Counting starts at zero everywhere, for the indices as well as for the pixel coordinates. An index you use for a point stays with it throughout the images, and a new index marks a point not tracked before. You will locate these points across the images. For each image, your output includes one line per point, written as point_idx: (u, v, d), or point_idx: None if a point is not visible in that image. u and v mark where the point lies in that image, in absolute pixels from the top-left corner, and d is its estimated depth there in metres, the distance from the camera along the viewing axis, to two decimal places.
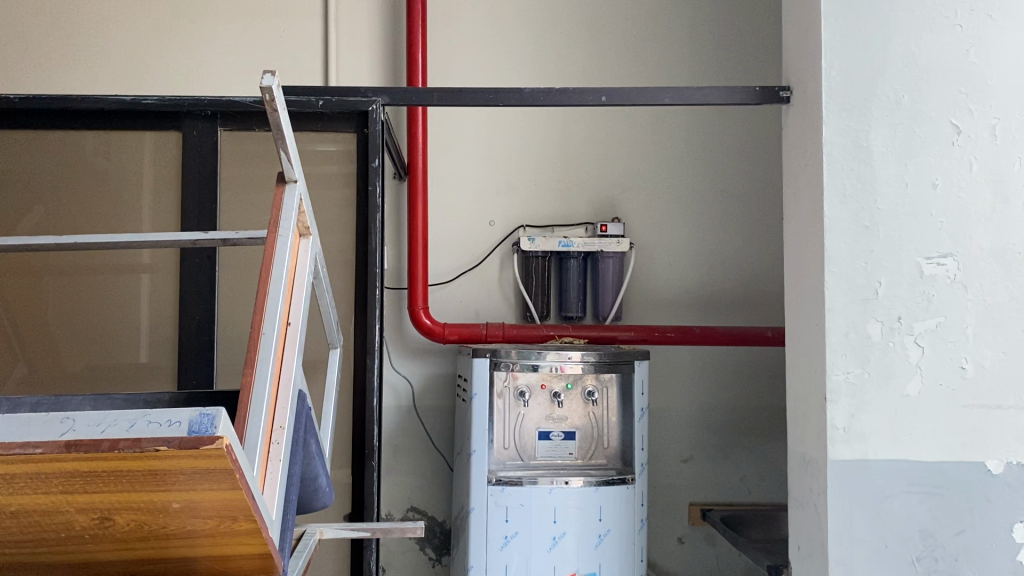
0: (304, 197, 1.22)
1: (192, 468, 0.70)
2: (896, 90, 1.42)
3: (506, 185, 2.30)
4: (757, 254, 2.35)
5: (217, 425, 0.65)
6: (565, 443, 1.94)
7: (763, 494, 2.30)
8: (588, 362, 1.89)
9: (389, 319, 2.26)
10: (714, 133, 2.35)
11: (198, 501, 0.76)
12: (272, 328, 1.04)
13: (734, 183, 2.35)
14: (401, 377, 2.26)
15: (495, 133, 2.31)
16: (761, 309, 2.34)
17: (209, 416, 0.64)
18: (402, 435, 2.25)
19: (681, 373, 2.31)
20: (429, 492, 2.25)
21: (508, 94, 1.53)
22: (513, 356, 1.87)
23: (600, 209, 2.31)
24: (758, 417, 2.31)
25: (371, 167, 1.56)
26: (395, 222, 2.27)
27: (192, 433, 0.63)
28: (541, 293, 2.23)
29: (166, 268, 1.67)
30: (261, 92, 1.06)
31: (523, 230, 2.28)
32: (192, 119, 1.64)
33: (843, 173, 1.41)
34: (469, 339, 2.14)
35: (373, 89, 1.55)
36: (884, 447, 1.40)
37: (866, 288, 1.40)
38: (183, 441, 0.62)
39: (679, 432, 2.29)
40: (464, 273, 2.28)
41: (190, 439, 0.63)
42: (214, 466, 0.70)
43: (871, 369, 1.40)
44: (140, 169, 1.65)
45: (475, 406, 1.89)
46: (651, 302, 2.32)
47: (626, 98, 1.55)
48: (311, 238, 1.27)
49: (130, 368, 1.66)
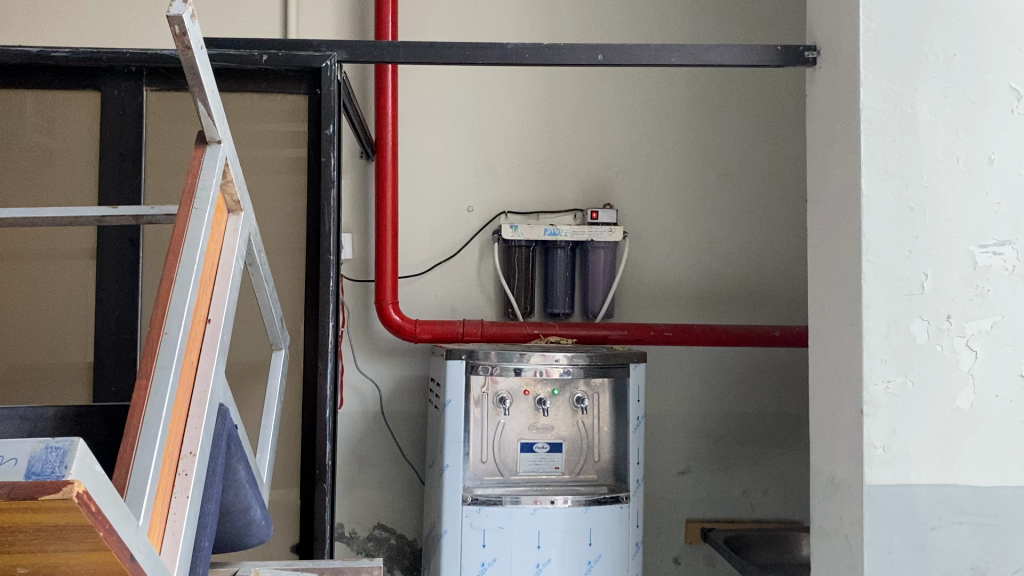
0: (233, 163, 0.99)
1: (38, 523, 0.47)
2: (947, 47, 1.20)
3: (485, 166, 2.07)
4: (763, 245, 2.13)
5: (70, 463, 0.44)
6: (551, 456, 1.72)
7: (767, 510, 2.09)
8: (578, 365, 1.66)
9: (354, 315, 2.03)
10: (716, 111, 2.13)
11: (55, 567, 0.53)
12: (178, 326, 0.81)
13: (739, 167, 2.13)
14: (367, 379, 2.02)
15: (474, 108, 2.07)
16: (766, 306, 2.12)
17: (59, 451, 0.44)
18: (368, 445, 2.02)
19: (679, 376, 2.09)
20: (398, 508, 2.02)
21: (487, 51, 1.30)
22: (493, 358, 1.64)
23: (591, 194, 2.09)
24: (763, 425, 2.10)
25: (325, 135, 1.29)
26: (362, 208, 2.03)
27: (32, 476, 0.43)
28: (524, 288, 2.01)
29: (81, 252, 1.40)
30: (168, 23, 0.83)
31: (505, 217, 2.06)
32: (113, 77, 1.34)
33: (886, 144, 1.19)
34: (443, 338, 1.91)
35: (328, 42, 1.30)
36: (930, 471, 1.18)
37: (911, 282, 1.18)
38: (16, 488, 0.42)
39: (677, 442, 2.07)
40: (439, 263, 2.05)
41: (26, 485, 0.42)
42: (69, 521, 0.47)
43: (916, 379, 1.18)
44: (48, 132, 1.34)
45: (448, 415, 1.65)
46: (645, 297, 2.09)
47: (627, 56, 1.32)
48: (241, 215, 1.03)
49: (38, 369, 1.39)
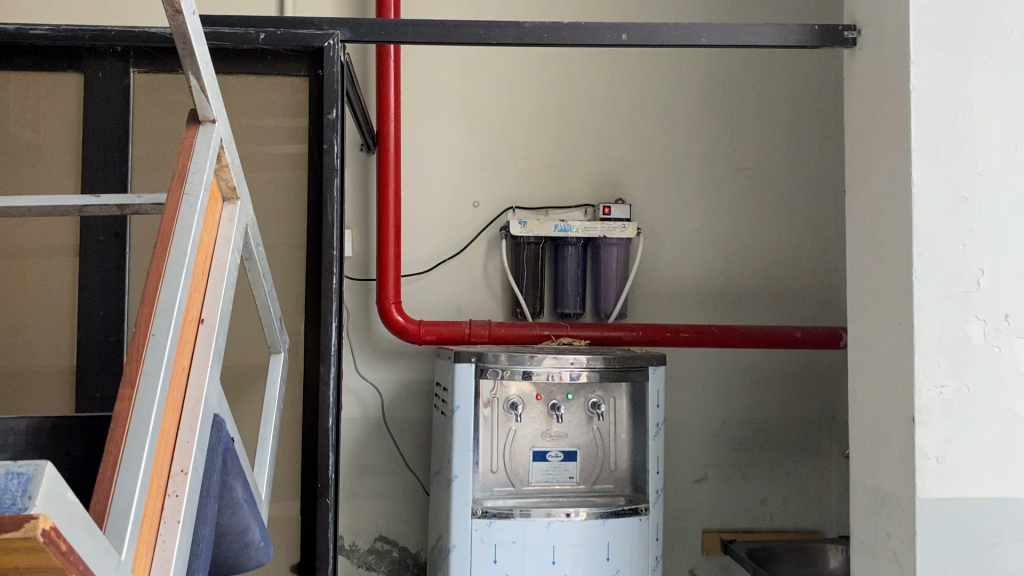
0: (228, 146, 0.89)
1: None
2: (1003, 24, 1.11)
3: (491, 159, 1.97)
4: (782, 242, 2.04)
5: (35, 493, 0.35)
6: (565, 465, 1.62)
7: (787, 520, 1.99)
8: (594, 369, 1.56)
9: (354, 316, 1.93)
10: (733, 102, 2.04)
11: None
12: (166, 327, 0.70)
13: (757, 161, 2.04)
14: (367, 384, 1.92)
15: (479, 98, 1.97)
16: (785, 306, 2.03)
17: (23, 479, 0.34)
18: (369, 454, 1.92)
19: (695, 380, 1.99)
20: (400, 520, 1.92)
21: (503, 29, 1.20)
22: (503, 361, 1.54)
23: (602, 189, 1.99)
24: (783, 430, 2.00)
25: (327, 120, 1.19)
26: (363, 203, 1.94)
27: None
28: (533, 287, 1.92)
29: (62, 249, 1.30)
30: None
31: (513, 213, 1.96)
32: (96, 57, 1.24)
33: (939, 129, 1.09)
34: (448, 340, 1.81)
35: (331, 20, 1.20)
36: (987, 483, 1.09)
37: (966, 278, 1.09)
38: None
39: (692, 449, 1.98)
40: (444, 261, 1.95)
41: None
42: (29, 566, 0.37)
43: (971, 384, 1.09)
44: (24, 117, 1.24)
45: (457, 422, 1.55)
46: (659, 297, 2.00)
47: (653, 36, 1.22)
48: (237, 205, 0.93)
49: (15, 375, 1.28)
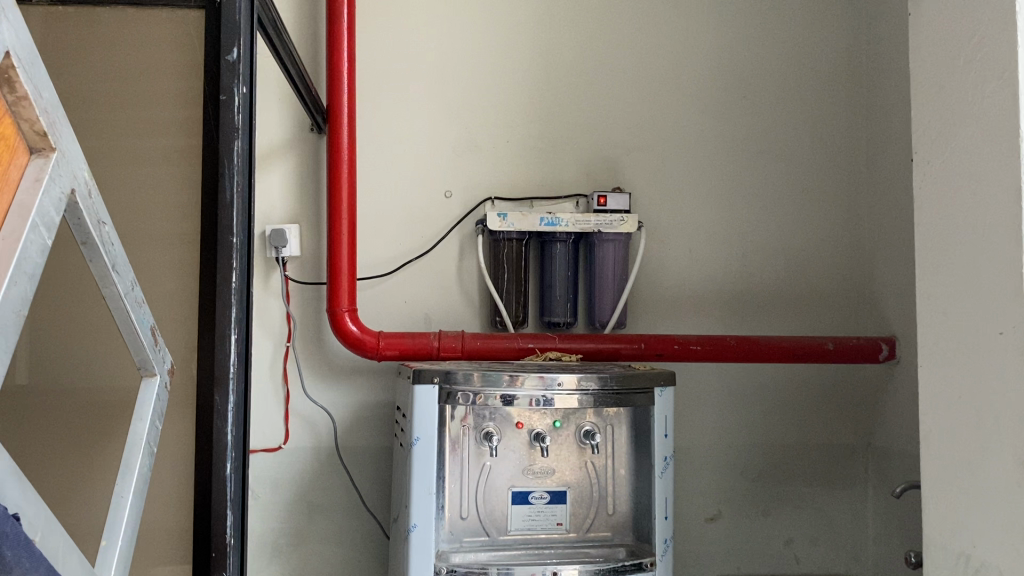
0: (22, 64, 0.58)
1: None
2: None
3: (467, 141, 1.68)
4: (808, 239, 1.74)
5: None
6: (551, 508, 1.32)
7: (816, 565, 1.69)
8: (587, 391, 1.26)
9: (303, 327, 1.62)
10: (749, 76, 1.75)
11: None
12: None
13: (777, 144, 1.75)
14: (318, 407, 1.62)
15: (451, 69, 1.68)
16: (813, 314, 1.73)
17: None
18: (321, 490, 1.61)
19: (707, 401, 1.69)
20: (357, 570, 1.61)
21: None
22: (475, 383, 1.24)
23: (597, 176, 1.70)
24: (810, 458, 1.70)
25: (226, 62, 0.94)
26: (313, 192, 1.64)
27: None
28: (515, 293, 1.61)
29: None
30: None
31: (492, 205, 1.66)
32: None
33: None
34: (413, 355, 1.51)
35: None
36: None
37: None
38: None
39: (706, 482, 1.67)
40: (411, 261, 1.65)
41: None
42: None
43: None
44: None
45: (416, 457, 1.24)
46: (666, 304, 1.70)
47: None
48: (59, 159, 0.62)
49: None
